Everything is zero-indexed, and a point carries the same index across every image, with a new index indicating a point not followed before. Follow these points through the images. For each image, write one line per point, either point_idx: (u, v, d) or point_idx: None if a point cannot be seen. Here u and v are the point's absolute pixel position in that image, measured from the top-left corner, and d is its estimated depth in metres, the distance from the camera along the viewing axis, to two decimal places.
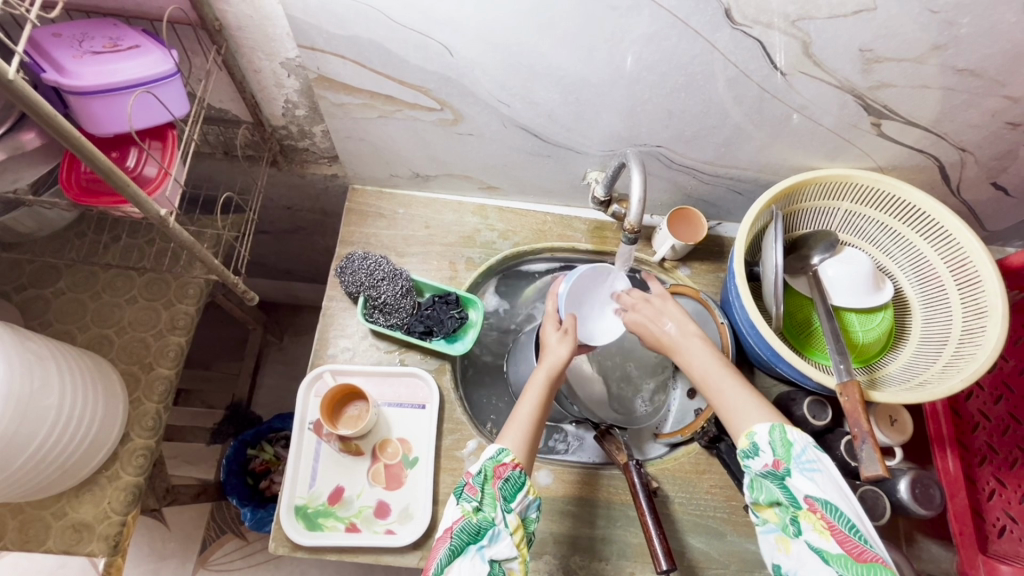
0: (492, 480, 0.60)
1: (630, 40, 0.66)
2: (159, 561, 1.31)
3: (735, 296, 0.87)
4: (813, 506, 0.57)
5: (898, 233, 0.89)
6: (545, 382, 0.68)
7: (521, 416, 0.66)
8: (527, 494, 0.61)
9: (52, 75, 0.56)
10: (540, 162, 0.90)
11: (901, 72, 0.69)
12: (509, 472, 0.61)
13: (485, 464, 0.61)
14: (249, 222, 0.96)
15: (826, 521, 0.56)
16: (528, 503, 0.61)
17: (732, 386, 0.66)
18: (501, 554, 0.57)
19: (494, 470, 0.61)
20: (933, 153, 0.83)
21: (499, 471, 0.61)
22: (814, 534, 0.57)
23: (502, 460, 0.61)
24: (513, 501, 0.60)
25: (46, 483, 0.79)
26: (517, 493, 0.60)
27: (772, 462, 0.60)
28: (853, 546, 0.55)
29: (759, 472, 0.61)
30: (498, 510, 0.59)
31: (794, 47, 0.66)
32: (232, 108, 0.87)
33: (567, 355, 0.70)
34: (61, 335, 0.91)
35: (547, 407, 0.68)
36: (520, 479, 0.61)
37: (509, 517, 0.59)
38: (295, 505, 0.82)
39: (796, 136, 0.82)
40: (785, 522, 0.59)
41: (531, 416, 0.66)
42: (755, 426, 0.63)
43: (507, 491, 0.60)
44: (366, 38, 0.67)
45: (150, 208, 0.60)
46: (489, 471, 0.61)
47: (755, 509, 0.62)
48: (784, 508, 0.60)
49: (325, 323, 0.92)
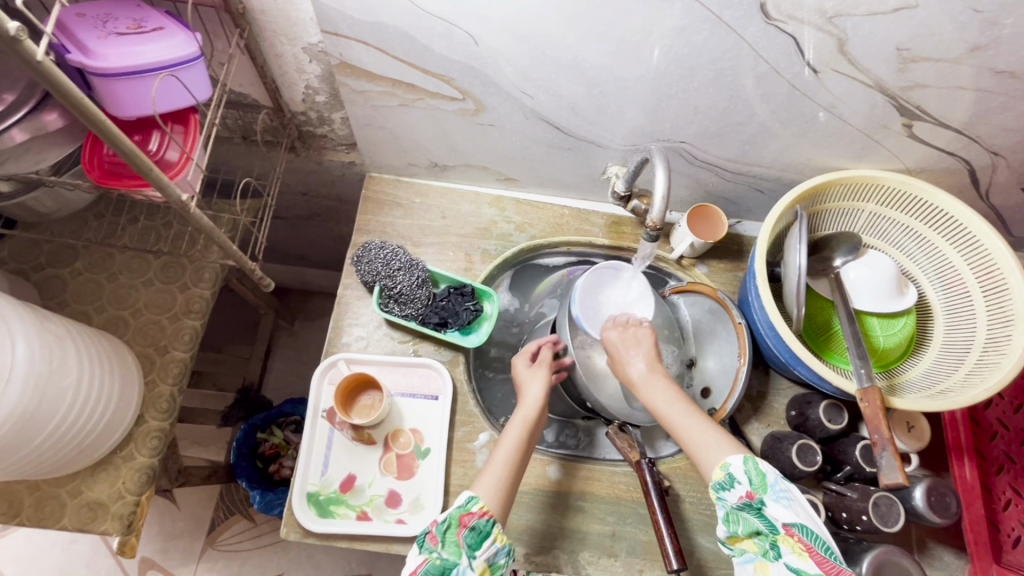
0: (456, 529, 0.61)
1: (659, 34, 0.65)
2: (168, 540, 1.32)
3: (754, 297, 0.86)
4: (790, 531, 0.57)
5: (924, 237, 0.87)
6: (523, 429, 0.72)
7: (498, 462, 0.69)
8: (494, 542, 0.61)
9: (77, 56, 0.55)
10: (559, 155, 0.89)
11: (937, 72, 0.67)
12: (474, 521, 0.61)
13: (452, 512, 0.62)
14: (266, 208, 0.96)
15: (804, 544, 0.56)
16: (496, 550, 0.61)
17: (694, 424, 0.68)
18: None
19: (460, 518, 0.61)
20: (963, 156, 0.81)
21: (466, 520, 0.61)
22: (794, 556, 0.57)
23: (469, 510, 0.62)
24: (478, 548, 0.60)
25: (62, 463, 0.80)
26: (483, 541, 0.61)
27: (747, 493, 0.60)
28: (831, 567, 0.55)
29: (735, 505, 0.61)
30: (463, 556, 0.59)
31: (828, 44, 0.65)
32: (252, 93, 0.86)
33: (542, 392, 0.78)
34: (78, 316, 0.91)
35: (521, 461, 0.70)
36: (487, 527, 0.62)
37: (474, 562, 0.59)
38: (307, 492, 0.82)
39: (822, 135, 0.80)
40: (763, 549, 0.59)
41: (506, 466, 0.68)
42: (727, 457, 0.64)
43: (472, 539, 0.61)
44: (389, 24, 0.66)
45: (170, 192, 0.59)
46: (455, 519, 0.61)
47: (731, 541, 0.62)
48: (762, 536, 0.59)
49: (340, 311, 0.92)
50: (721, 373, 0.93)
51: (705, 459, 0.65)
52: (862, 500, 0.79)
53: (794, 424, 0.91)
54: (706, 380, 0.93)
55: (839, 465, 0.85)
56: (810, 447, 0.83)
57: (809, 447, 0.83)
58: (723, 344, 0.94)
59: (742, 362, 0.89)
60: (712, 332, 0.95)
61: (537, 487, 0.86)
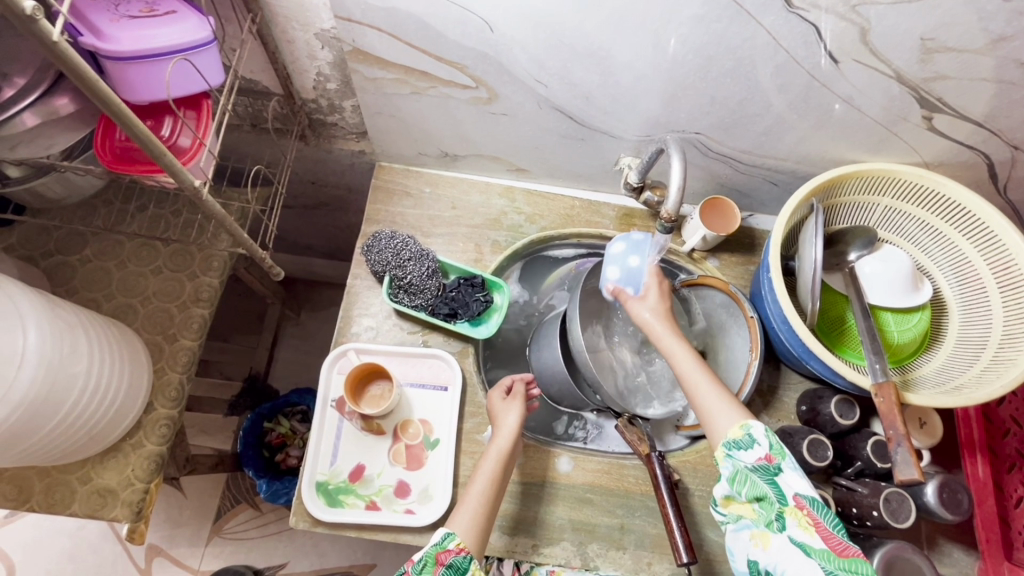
0: (433, 567, 0.63)
1: (677, 22, 0.64)
2: (175, 528, 1.33)
3: (767, 290, 0.85)
4: (801, 503, 0.59)
5: (940, 232, 0.86)
6: (497, 463, 0.73)
7: (473, 496, 0.71)
8: None
9: (90, 38, 0.55)
10: (572, 146, 0.88)
11: (959, 63, 0.66)
12: (451, 557, 0.64)
13: (427, 551, 0.64)
14: (275, 196, 0.96)
15: (813, 518, 0.58)
16: None
17: (714, 384, 0.68)
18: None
19: (437, 556, 0.64)
20: (983, 150, 0.80)
21: (442, 558, 0.64)
22: (799, 529, 0.58)
23: (446, 547, 0.65)
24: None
25: (72, 450, 0.80)
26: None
27: (766, 456, 0.61)
28: (837, 543, 0.57)
29: (748, 466, 0.62)
30: None
31: (851, 33, 0.64)
32: (262, 80, 0.85)
33: (518, 423, 0.78)
34: (87, 303, 0.91)
35: (497, 494, 0.72)
36: (464, 564, 0.64)
37: None
38: (316, 481, 0.82)
39: (839, 127, 0.79)
40: (767, 518, 0.61)
41: (480, 501, 0.70)
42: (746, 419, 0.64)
43: None
44: (404, 10, 0.65)
45: (183, 177, 0.59)
46: (432, 557, 0.64)
47: (727, 504, 0.64)
48: (768, 503, 0.61)
49: (349, 301, 0.91)
50: (732, 366, 0.92)
51: (722, 419, 0.65)
52: (872, 496, 0.79)
53: (805, 419, 0.90)
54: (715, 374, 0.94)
55: (850, 460, 0.85)
56: (821, 442, 0.82)
57: (820, 443, 0.82)
58: (733, 338, 0.94)
59: (754, 357, 0.88)
60: (723, 326, 0.95)
61: (547, 479, 0.86)
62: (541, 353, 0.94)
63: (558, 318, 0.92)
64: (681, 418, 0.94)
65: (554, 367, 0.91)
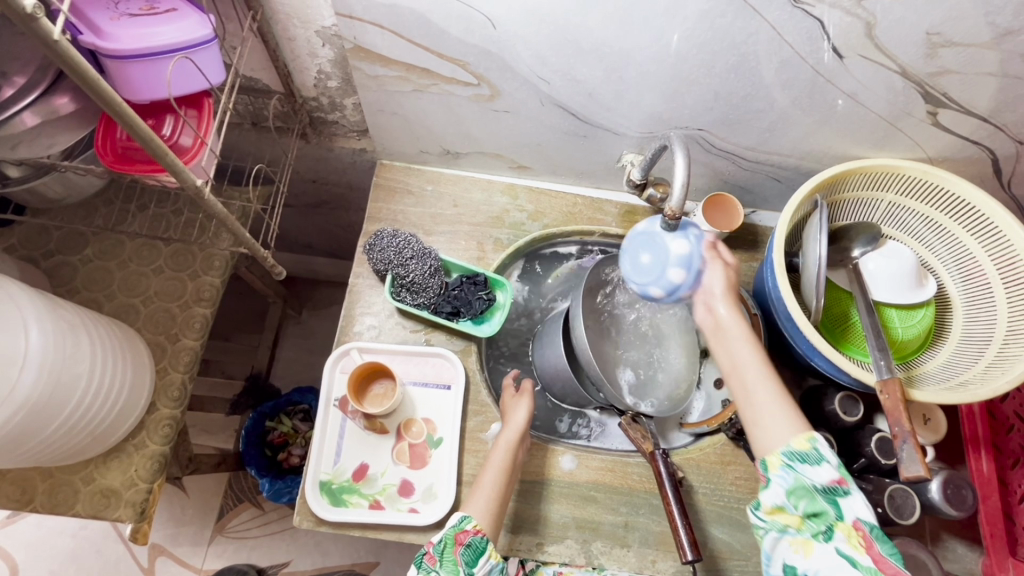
0: (453, 547, 0.66)
1: (682, 17, 0.63)
2: (178, 527, 1.33)
3: (770, 287, 0.85)
4: (859, 525, 0.57)
5: (944, 227, 0.86)
6: (507, 453, 0.74)
7: (485, 485, 0.72)
8: (489, 558, 0.66)
9: (90, 37, 0.54)
10: (575, 143, 0.88)
11: (965, 58, 0.66)
12: (470, 538, 0.66)
13: (447, 533, 0.67)
14: (276, 195, 0.95)
15: (867, 540, 0.57)
16: (492, 567, 0.66)
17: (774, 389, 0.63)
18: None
19: (455, 537, 0.67)
20: (988, 145, 0.80)
21: (460, 538, 0.67)
22: (848, 546, 0.57)
23: (463, 528, 0.67)
24: (475, 565, 0.65)
25: (75, 451, 0.80)
26: (479, 558, 0.66)
27: (836, 477, 0.58)
28: (887, 567, 0.56)
29: (813, 482, 0.59)
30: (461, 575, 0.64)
31: (856, 28, 0.63)
32: (263, 78, 0.84)
33: (527, 417, 0.78)
34: (88, 303, 0.91)
35: (509, 482, 0.73)
36: (482, 544, 0.66)
37: None
38: (320, 480, 0.82)
39: (843, 123, 0.79)
40: (816, 529, 0.59)
41: (494, 487, 0.71)
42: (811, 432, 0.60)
43: (468, 556, 0.65)
44: (406, 7, 0.64)
45: (186, 177, 0.58)
46: (450, 538, 0.67)
47: (772, 510, 0.61)
48: (821, 518, 0.59)
49: (351, 299, 0.91)
50: None
51: (779, 430, 0.61)
52: (877, 493, 0.79)
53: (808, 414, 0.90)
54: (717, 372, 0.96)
55: (855, 456, 0.84)
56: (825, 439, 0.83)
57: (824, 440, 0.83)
58: None
59: None
60: None
61: (550, 477, 0.86)
62: (544, 352, 0.93)
63: (560, 317, 0.91)
64: (685, 417, 0.96)
65: (558, 365, 0.90)
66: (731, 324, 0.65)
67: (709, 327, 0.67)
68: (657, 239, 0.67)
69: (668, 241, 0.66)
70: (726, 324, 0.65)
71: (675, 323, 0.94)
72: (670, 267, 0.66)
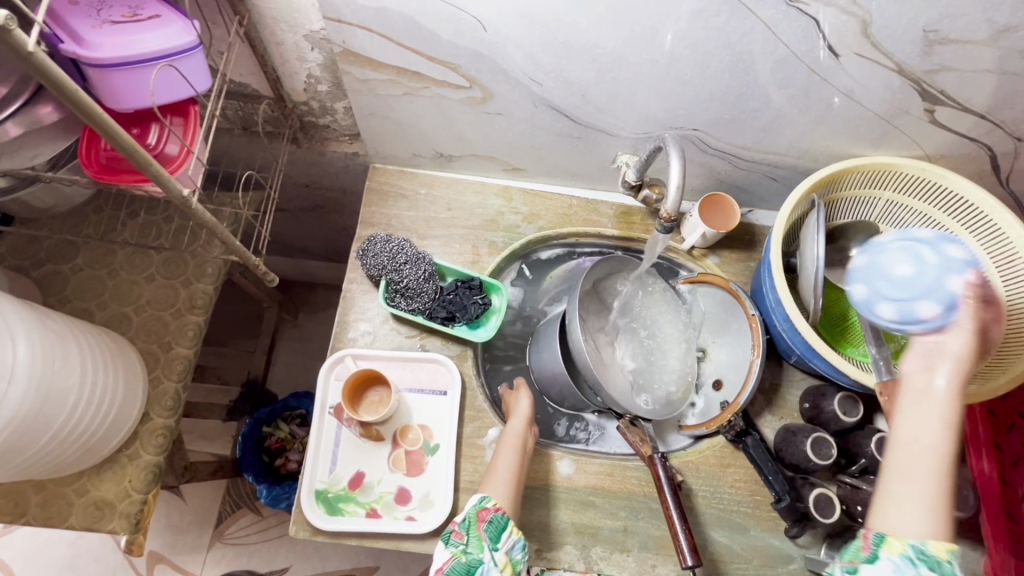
0: (476, 524, 0.68)
1: (675, 16, 0.62)
2: (175, 534, 1.32)
3: (768, 287, 0.84)
4: None
5: (942, 225, 0.85)
6: (517, 438, 0.78)
7: (502, 467, 0.75)
8: (511, 534, 0.68)
9: (71, 46, 0.53)
10: (569, 144, 0.87)
11: (963, 55, 0.65)
12: (491, 516, 0.68)
13: (469, 512, 0.69)
14: (268, 201, 0.94)
15: None
16: (514, 543, 0.68)
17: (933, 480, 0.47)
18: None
19: (477, 515, 0.69)
20: (986, 142, 0.79)
21: (482, 515, 0.69)
22: None
23: (484, 506, 0.70)
24: (498, 542, 0.67)
25: (67, 463, 0.79)
26: (502, 534, 0.67)
27: None
28: None
29: None
30: (486, 550, 0.66)
31: (852, 26, 0.62)
32: (252, 83, 0.83)
33: (530, 406, 0.82)
34: (79, 312, 0.90)
35: (522, 466, 0.77)
36: (503, 520, 0.68)
37: (497, 555, 0.66)
38: (315, 489, 0.81)
39: (840, 122, 0.78)
40: None
41: (510, 469, 0.75)
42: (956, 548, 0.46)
43: (491, 532, 0.67)
44: (395, 10, 0.63)
45: (172, 188, 0.57)
46: (473, 516, 0.69)
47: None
48: None
49: (345, 305, 0.90)
50: (733, 363, 0.92)
51: (914, 513, 0.47)
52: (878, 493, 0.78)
53: (808, 416, 0.89)
54: (716, 373, 0.94)
55: (854, 458, 0.84)
56: (824, 441, 0.83)
57: (823, 442, 0.83)
58: (735, 337, 0.93)
59: (755, 356, 0.87)
60: (725, 322, 0.94)
61: (549, 482, 0.85)
62: (541, 355, 0.92)
63: (556, 320, 0.90)
64: (682, 419, 0.93)
65: (555, 369, 0.89)
66: (937, 398, 0.48)
67: (918, 389, 0.49)
68: (897, 261, 0.59)
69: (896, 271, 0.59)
70: (931, 395, 0.48)
71: (672, 325, 0.94)
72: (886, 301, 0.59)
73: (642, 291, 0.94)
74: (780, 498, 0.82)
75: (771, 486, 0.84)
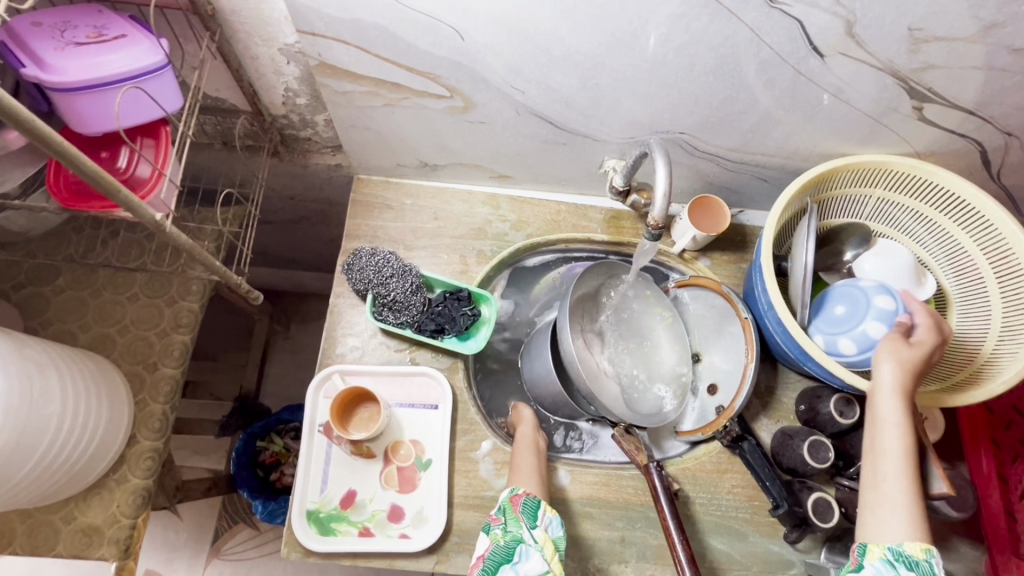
0: (512, 508, 0.70)
1: (656, 21, 0.61)
2: (172, 552, 1.31)
3: (759, 289, 0.83)
4: None
5: (934, 223, 0.85)
6: (530, 440, 0.81)
7: (524, 465, 0.78)
8: (547, 512, 0.70)
9: (32, 70, 0.52)
10: (554, 151, 0.86)
11: (950, 52, 0.64)
12: (524, 498, 0.71)
13: (503, 498, 0.71)
14: (251, 216, 0.93)
15: None
16: (551, 521, 0.69)
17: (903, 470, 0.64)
18: (533, 570, 0.63)
19: (511, 501, 0.71)
20: (975, 137, 0.78)
21: (516, 500, 0.71)
22: None
23: (516, 492, 0.72)
24: (536, 520, 0.69)
25: (51, 492, 0.77)
26: (538, 512, 0.70)
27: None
28: None
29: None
30: (525, 528, 0.67)
31: (836, 27, 0.61)
32: (229, 97, 0.82)
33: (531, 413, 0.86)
34: (62, 335, 0.88)
35: (542, 464, 0.79)
36: (536, 501, 0.71)
37: (537, 533, 0.67)
38: (307, 509, 0.80)
39: (828, 121, 0.76)
40: None
41: (530, 465, 0.78)
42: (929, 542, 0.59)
43: (528, 512, 0.69)
44: (370, 22, 0.62)
45: (145, 213, 0.56)
46: (508, 502, 0.71)
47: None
48: None
49: (332, 320, 0.89)
50: (728, 367, 0.91)
51: (887, 524, 0.62)
52: None
53: (804, 419, 0.88)
54: (711, 377, 0.93)
55: (852, 460, 0.83)
56: (821, 443, 0.81)
57: (820, 444, 0.81)
58: (729, 341, 0.92)
59: (750, 360, 0.85)
60: (719, 326, 0.93)
61: None
62: (533, 365, 0.90)
63: (547, 329, 0.89)
64: (678, 423, 0.92)
65: (547, 378, 0.87)
66: (893, 409, 0.67)
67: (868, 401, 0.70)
68: (843, 296, 0.80)
69: (873, 299, 0.77)
70: (883, 407, 0.68)
71: (664, 331, 0.92)
72: (868, 324, 0.77)
73: (633, 297, 0.92)
74: (777, 504, 0.80)
75: (768, 491, 0.82)
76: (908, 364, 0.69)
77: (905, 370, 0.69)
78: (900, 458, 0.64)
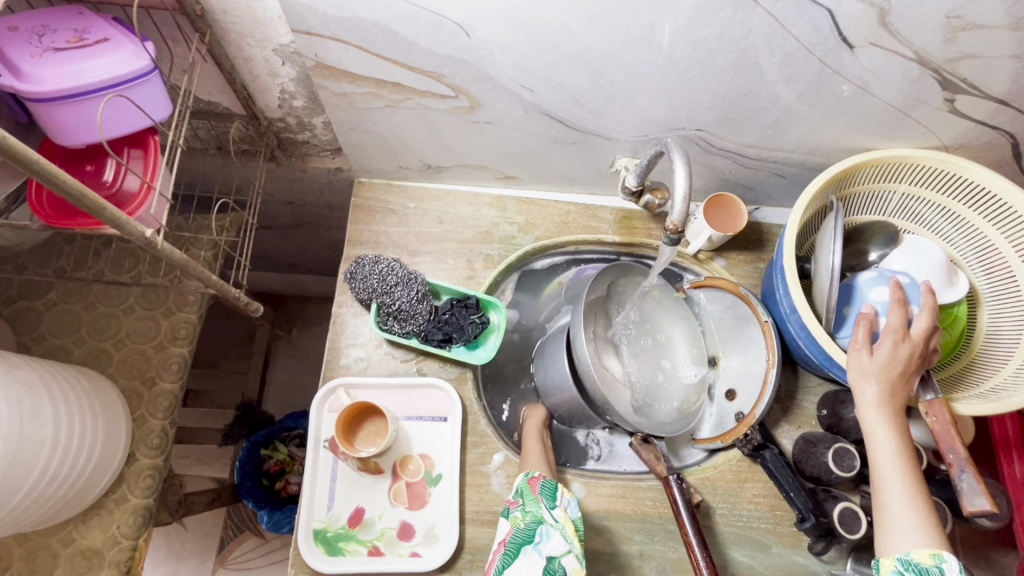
0: (530, 491, 0.69)
1: (675, 13, 0.57)
2: (178, 562, 1.28)
3: (781, 293, 0.80)
4: None
5: (962, 218, 0.81)
6: (536, 434, 0.81)
7: (532, 453, 0.78)
8: (565, 494, 0.69)
9: (7, 79, 0.49)
10: (564, 150, 0.82)
11: (986, 41, 0.60)
12: (541, 480, 0.70)
13: (521, 483, 0.71)
14: (248, 223, 0.89)
15: None
16: (569, 502, 0.68)
17: (902, 483, 0.63)
18: (555, 550, 0.61)
19: (528, 484, 0.70)
20: (1008, 129, 0.74)
21: (533, 483, 0.70)
22: None
23: (533, 475, 0.71)
24: (555, 500, 0.67)
25: (47, 516, 0.74)
26: (556, 493, 0.68)
27: None
28: None
29: None
30: (544, 508, 0.66)
31: (868, 15, 0.57)
32: (223, 101, 0.78)
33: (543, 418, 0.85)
34: (55, 351, 0.85)
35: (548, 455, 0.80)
36: (554, 484, 0.70)
37: (556, 513, 0.66)
38: (314, 529, 0.77)
39: (853, 115, 0.73)
40: None
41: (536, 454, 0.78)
42: (939, 548, 0.58)
43: (546, 494, 0.68)
44: (369, 19, 0.58)
45: (132, 230, 0.52)
46: (525, 487, 0.70)
47: None
48: None
49: (335, 331, 0.86)
50: (747, 373, 0.87)
51: (897, 537, 0.61)
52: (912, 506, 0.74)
53: (826, 424, 0.85)
54: (729, 383, 0.89)
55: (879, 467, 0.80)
56: (847, 451, 0.78)
57: (847, 452, 0.78)
58: (748, 344, 0.88)
59: (771, 367, 0.82)
60: (738, 331, 0.89)
61: None
62: (546, 369, 0.87)
63: (561, 334, 0.85)
64: (696, 430, 0.88)
65: (562, 386, 0.83)
66: (876, 418, 0.67)
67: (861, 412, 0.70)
68: (849, 298, 0.79)
69: (869, 292, 0.77)
70: (869, 421, 0.67)
71: (681, 334, 0.89)
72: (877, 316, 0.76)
73: (647, 300, 0.88)
74: (804, 517, 0.77)
75: (793, 502, 0.79)
76: (882, 370, 0.68)
77: (884, 377, 0.68)
78: (893, 471, 0.64)
